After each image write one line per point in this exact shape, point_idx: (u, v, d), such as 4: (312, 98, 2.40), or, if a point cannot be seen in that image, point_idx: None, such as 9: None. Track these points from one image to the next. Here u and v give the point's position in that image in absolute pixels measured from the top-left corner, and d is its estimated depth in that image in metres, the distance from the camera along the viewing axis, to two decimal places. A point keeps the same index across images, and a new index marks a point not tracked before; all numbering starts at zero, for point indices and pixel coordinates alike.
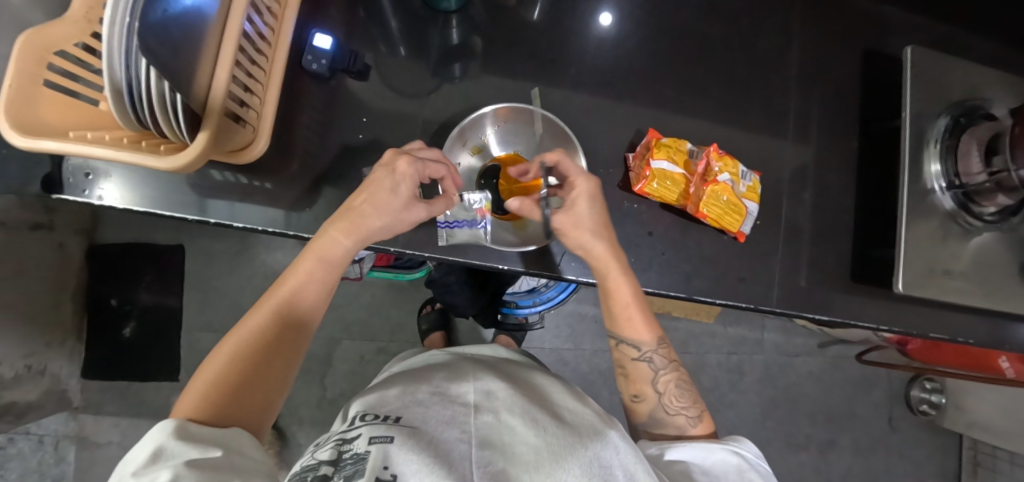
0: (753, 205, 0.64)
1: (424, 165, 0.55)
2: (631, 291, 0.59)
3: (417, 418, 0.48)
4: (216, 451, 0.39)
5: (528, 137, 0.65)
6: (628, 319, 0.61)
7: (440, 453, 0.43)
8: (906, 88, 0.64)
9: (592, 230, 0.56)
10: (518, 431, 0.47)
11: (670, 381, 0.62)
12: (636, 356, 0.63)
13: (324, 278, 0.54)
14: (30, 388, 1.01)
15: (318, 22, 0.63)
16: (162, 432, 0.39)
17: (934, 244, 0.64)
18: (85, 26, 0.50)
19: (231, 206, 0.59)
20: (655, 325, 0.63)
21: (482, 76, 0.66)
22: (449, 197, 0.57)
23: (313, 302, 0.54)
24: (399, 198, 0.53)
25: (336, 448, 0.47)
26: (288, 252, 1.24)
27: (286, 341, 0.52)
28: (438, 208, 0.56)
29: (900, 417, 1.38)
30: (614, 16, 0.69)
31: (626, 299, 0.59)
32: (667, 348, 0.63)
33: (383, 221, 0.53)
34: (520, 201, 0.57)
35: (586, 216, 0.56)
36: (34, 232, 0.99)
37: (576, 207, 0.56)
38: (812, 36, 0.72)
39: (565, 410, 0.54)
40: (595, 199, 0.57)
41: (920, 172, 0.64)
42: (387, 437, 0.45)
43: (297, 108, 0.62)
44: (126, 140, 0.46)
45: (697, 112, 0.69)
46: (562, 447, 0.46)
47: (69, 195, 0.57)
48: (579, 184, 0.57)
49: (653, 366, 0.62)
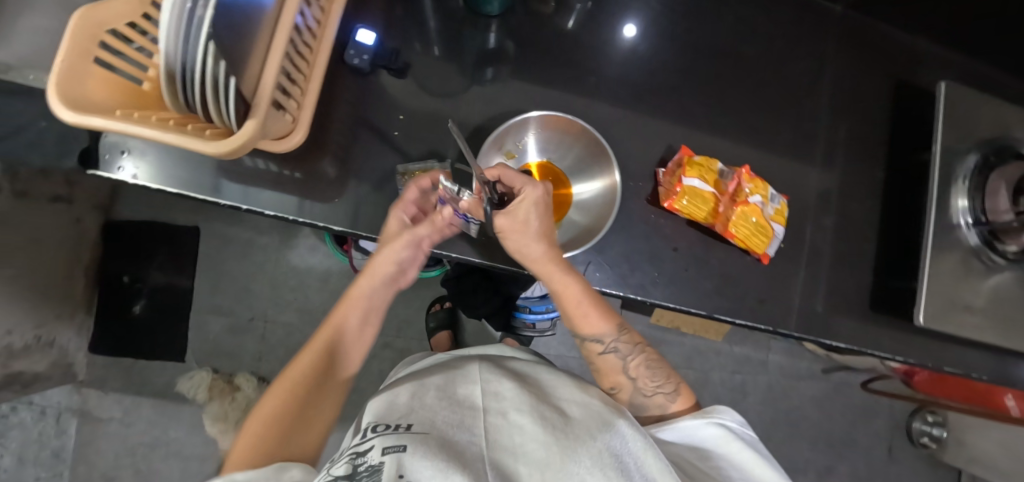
0: (781, 228, 0.64)
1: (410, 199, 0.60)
2: (582, 288, 0.58)
3: (428, 425, 0.47)
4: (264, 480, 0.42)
5: (566, 145, 0.64)
6: (584, 316, 0.60)
7: (454, 456, 0.43)
8: (938, 123, 0.65)
9: (537, 236, 0.55)
10: (527, 430, 0.47)
11: (639, 365, 0.63)
12: (601, 350, 0.63)
13: (355, 328, 0.64)
14: (37, 359, 1.01)
15: (361, 18, 0.64)
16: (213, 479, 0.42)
17: (957, 279, 0.64)
18: (138, 5, 0.50)
19: (262, 194, 0.60)
20: (611, 314, 0.62)
21: (518, 81, 0.67)
22: (434, 221, 0.59)
23: (345, 352, 0.63)
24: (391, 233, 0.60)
25: (351, 462, 0.45)
26: (301, 241, 1.25)
27: (323, 385, 0.59)
28: (421, 230, 0.59)
29: (899, 447, 1.38)
30: (639, 27, 0.70)
31: (578, 298, 0.58)
32: (629, 333, 0.64)
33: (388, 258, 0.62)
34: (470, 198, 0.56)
35: (529, 221, 0.54)
36: (53, 205, 0.99)
37: (519, 211, 0.54)
38: (846, 64, 0.73)
39: (572, 403, 0.55)
40: (542, 205, 0.55)
41: (946, 206, 0.64)
42: (399, 446, 0.44)
43: (335, 101, 0.63)
44: (170, 122, 0.46)
45: (728, 132, 0.70)
46: (572, 440, 0.47)
47: (103, 171, 0.58)
48: (526, 190, 0.54)
49: (619, 355, 0.63)
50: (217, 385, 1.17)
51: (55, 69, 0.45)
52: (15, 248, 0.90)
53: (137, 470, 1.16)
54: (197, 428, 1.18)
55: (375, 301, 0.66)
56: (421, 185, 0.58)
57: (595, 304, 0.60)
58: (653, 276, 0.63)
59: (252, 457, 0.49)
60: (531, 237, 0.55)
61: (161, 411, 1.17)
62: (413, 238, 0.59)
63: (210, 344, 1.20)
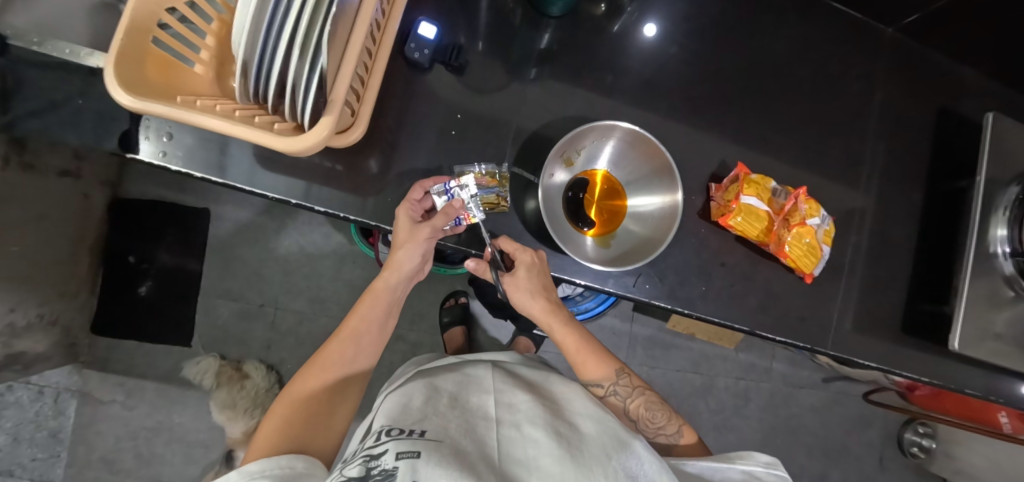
0: (828, 249, 0.65)
1: (420, 204, 0.58)
2: (579, 337, 0.66)
3: (443, 432, 0.47)
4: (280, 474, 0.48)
5: (628, 158, 0.63)
6: (583, 361, 0.66)
7: (466, 466, 0.41)
8: (982, 152, 0.66)
9: (536, 290, 0.60)
10: (541, 443, 0.46)
11: (640, 406, 0.64)
12: (602, 393, 0.64)
13: (378, 324, 0.65)
14: (40, 339, 0.97)
15: (421, 11, 0.62)
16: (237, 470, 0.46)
17: (988, 306, 0.66)
18: None
19: (298, 183, 0.58)
20: (611, 359, 0.66)
21: (574, 87, 0.66)
22: (448, 210, 0.57)
23: (367, 341, 0.64)
24: (405, 230, 0.57)
25: (364, 465, 0.45)
26: (317, 229, 1.22)
27: (348, 376, 0.62)
28: (437, 223, 0.57)
29: (890, 456, 1.43)
30: (656, 24, 0.68)
31: (575, 345, 0.66)
32: (629, 377, 0.66)
33: (409, 255, 0.60)
34: (475, 261, 0.62)
35: (528, 281, 0.59)
36: (62, 179, 0.94)
37: (517, 274, 0.59)
38: (893, 88, 0.74)
39: (587, 418, 0.53)
40: (536, 266, 0.59)
41: (984, 235, 0.66)
42: (413, 452, 0.43)
43: (389, 95, 0.61)
44: (235, 113, 0.44)
45: (775, 150, 0.70)
46: (587, 458, 0.45)
47: (144, 155, 0.55)
48: (517, 254, 0.58)
49: (620, 398, 0.64)
50: (225, 371, 1.15)
51: (114, 47, 0.42)
52: (22, 222, 0.86)
53: (138, 453, 1.14)
54: (202, 413, 1.16)
55: (398, 293, 0.66)
56: (425, 186, 0.58)
57: (590, 349, 0.66)
58: (700, 290, 0.64)
59: (275, 438, 0.53)
60: (529, 295, 0.61)
61: (165, 395, 1.15)
62: (432, 231, 0.57)
63: (218, 331, 1.18)
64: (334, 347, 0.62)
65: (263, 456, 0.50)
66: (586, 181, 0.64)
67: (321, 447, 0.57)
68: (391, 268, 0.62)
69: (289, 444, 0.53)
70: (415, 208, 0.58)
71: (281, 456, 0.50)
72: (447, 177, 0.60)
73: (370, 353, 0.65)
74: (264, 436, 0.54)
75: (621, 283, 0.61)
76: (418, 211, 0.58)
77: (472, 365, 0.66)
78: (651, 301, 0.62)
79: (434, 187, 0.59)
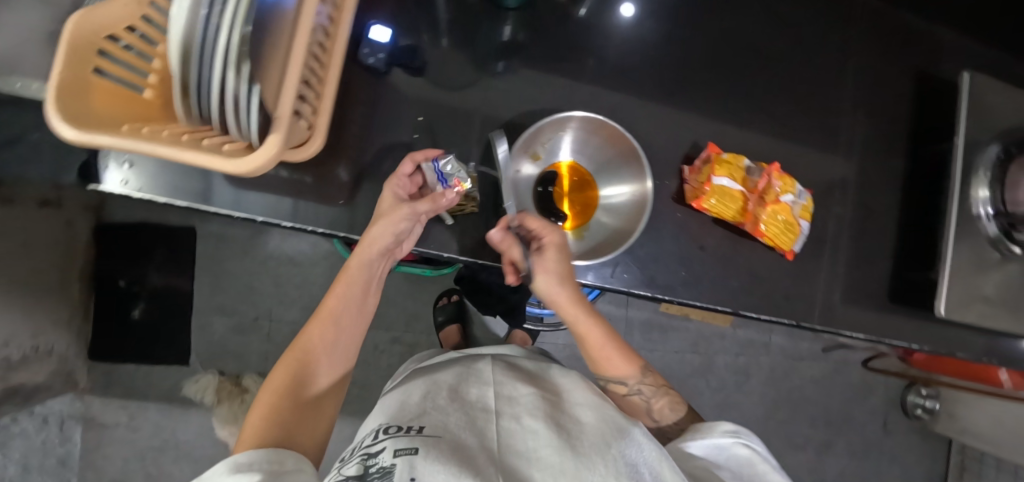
0: (807, 223, 0.64)
1: (404, 182, 0.58)
2: (604, 332, 0.63)
3: (441, 427, 0.46)
4: (264, 472, 0.44)
5: (595, 148, 0.62)
6: (607, 359, 0.63)
7: (465, 461, 0.41)
8: (962, 113, 0.64)
9: (561, 275, 0.57)
10: (541, 435, 0.46)
11: (663, 407, 0.63)
12: (625, 391, 0.63)
13: (356, 306, 0.65)
14: (37, 370, 0.98)
15: (373, 14, 0.61)
16: (223, 466, 0.44)
17: (974, 269, 0.65)
18: (136, 7, 0.44)
19: (265, 198, 0.57)
20: (636, 357, 0.64)
21: (542, 75, 0.65)
22: (434, 198, 0.55)
23: (344, 321, 0.64)
24: (388, 205, 0.56)
25: (362, 462, 0.45)
26: (303, 239, 1.22)
27: (329, 357, 0.62)
28: (421, 207, 0.54)
29: (894, 420, 1.44)
30: (634, 5, 0.67)
31: (599, 340, 0.63)
32: (653, 376, 0.64)
33: (381, 233, 0.55)
34: (500, 232, 0.56)
35: (555, 263, 0.57)
36: (43, 209, 0.94)
37: (546, 255, 0.57)
38: (867, 53, 0.72)
39: (586, 408, 0.52)
40: (562, 249, 0.58)
41: (967, 198, 0.65)
42: (411, 449, 0.43)
43: (350, 102, 0.60)
44: (184, 136, 0.43)
45: (751, 125, 0.69)
46: (586, 447, 0.44)
47: (109, 187, 0.54)
48: (546, 235, 0.57)
49: (644, 397, 0.63)
50: (225, 386, 1.16)
51: (54, 80, 0.41)
52: (8, 255, 0.86)
53: (148, 473, 1.15)
54: (207, 430, 1.17)
55: (373, 272, 0.65)
56: (415, 160, 0.57)
57: (614, 345, 0.63)
58: (680, 275, 0.64)
59: (266, 425, 0.52)
60: (556, 282, 0.58)
61: (169, 415, 1.16)
62: (413, 213, 0.54)
63: (214, 347, 1.18)
64: (314, 329, 0.62)
65: (254, 447, 0.49)
66: (557, 174, 0.63)
67: (314, 433, 0.57)
68: (363, 246, 0.59)
69: (280, 432, 0.52)
70: (401, 186, 0.57)
71: (265, 452, 0.47)
72: (438, 152, 0.58)
73: (350, 336, 0.65)
74: (252, 426, 0.53)
75: (599, 274, 0.61)
76: (399, 186, 0.57)
77: (468, 358, 0.66)
78: (629, 290, 0.62)
79: (425, 161, 0.58)
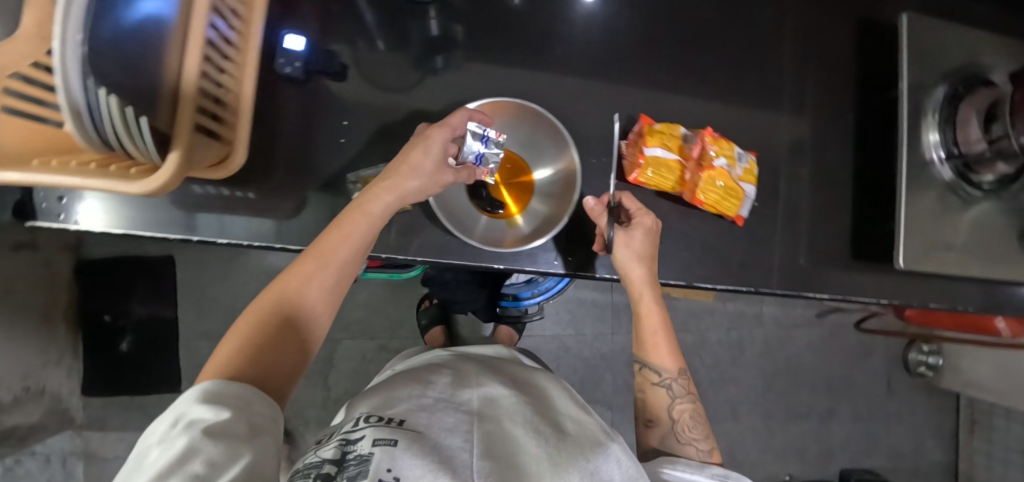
0: (751, 186, 0.63)
1: (451, 127, 0.54)
2: (662, 317, 0.61)
3: (423, 423, 0.45)
4: (236, 409, 0.38)
5: (518, 133, 0.63)
6: (653, 345, 0.61)
7: (444, 462, 0.40)
8: (902, 57, 0.62)
9: (642, 256, 0.58)
10: (522, 441, 0.45)
11: (685, 412, 0.58)
12: (656, 381, 0.60)
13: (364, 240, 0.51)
14: (31, 410, 0.99)
15: (290, 22, 0.60)
16: (194, 393, 0.38)
17: (935, 216, 0.63)
18: (38, 43, 0.40)
19: (202, 216, 0.57)
20: (679, 354, 0.61)
21: (472, 64, 0.64)
22: (471, 173, 0.57)
23: (349, 258, 0.50)
24: (430, 161, 0.52)
25: (339, 447, 0.42)
26: (280, 256, 1.23)
27: (329, 294, 0.50)
28: (462, 178, 0.56)
29: (898, 379, 1.42)
30: None
31: (654, 323, 0.61)
32: (690, 380, 0.61)
33: (415, 187, 0.52)
34: (594, 200, 0.59)
35: (639, 242, 0.58)
36: (19, 253, 0.95)
37: (634, 233, 0.58)
38: (805, 6, 0.70)
39: (567, 419, 0.51)
40: (652, 233, 0.59)
41: (920, 143, 0.63)
42: (390, 439, 0.41)
43: (277, 113, 0.59)
44: (92, 166, 0.43)
45: (692, 93, 0.68)
46: (563, 457, 0.43)
47: (44, 221, 0.53)
48: (643, 216, 0.58)
49: (672, 394, 0.59)
50: None
51: None
52: None
53: None
54: None
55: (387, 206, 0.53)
56: (470, 117, 0.55)
57: (667, 336, 0.61)
58: None
59: (240, 362, 0.43)
60: (636, 258, 0.58)
61: None
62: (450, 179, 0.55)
63: None
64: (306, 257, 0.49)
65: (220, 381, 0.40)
66: None
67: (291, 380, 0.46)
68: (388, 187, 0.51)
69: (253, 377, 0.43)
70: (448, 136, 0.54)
71: (231, 384, 0.40)
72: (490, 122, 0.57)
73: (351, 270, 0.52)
74: (219, 362, 0.43)
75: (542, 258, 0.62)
76: (450, 137, 0.54)
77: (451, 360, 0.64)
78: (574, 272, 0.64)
79: (478, 122, 0.56)
